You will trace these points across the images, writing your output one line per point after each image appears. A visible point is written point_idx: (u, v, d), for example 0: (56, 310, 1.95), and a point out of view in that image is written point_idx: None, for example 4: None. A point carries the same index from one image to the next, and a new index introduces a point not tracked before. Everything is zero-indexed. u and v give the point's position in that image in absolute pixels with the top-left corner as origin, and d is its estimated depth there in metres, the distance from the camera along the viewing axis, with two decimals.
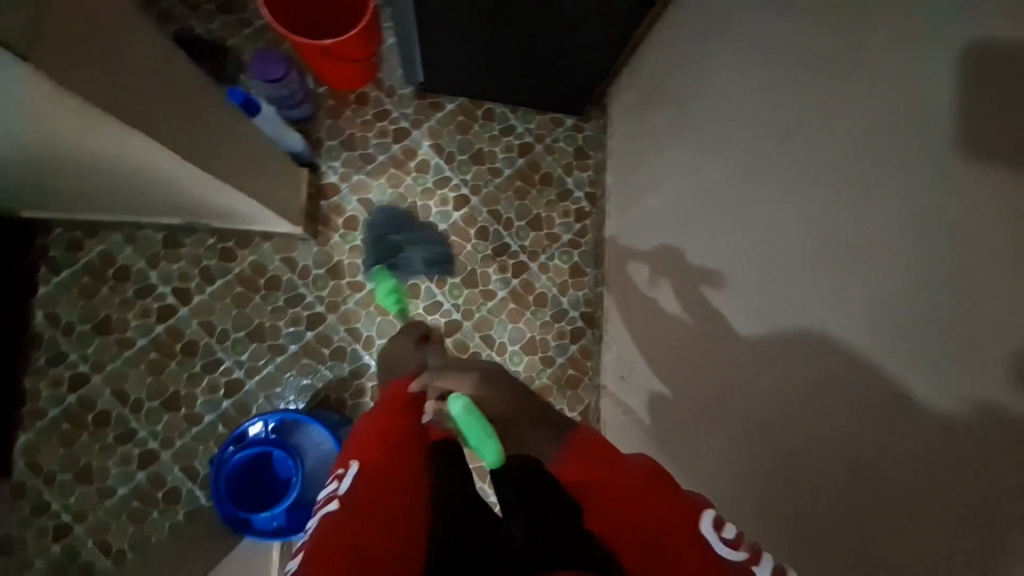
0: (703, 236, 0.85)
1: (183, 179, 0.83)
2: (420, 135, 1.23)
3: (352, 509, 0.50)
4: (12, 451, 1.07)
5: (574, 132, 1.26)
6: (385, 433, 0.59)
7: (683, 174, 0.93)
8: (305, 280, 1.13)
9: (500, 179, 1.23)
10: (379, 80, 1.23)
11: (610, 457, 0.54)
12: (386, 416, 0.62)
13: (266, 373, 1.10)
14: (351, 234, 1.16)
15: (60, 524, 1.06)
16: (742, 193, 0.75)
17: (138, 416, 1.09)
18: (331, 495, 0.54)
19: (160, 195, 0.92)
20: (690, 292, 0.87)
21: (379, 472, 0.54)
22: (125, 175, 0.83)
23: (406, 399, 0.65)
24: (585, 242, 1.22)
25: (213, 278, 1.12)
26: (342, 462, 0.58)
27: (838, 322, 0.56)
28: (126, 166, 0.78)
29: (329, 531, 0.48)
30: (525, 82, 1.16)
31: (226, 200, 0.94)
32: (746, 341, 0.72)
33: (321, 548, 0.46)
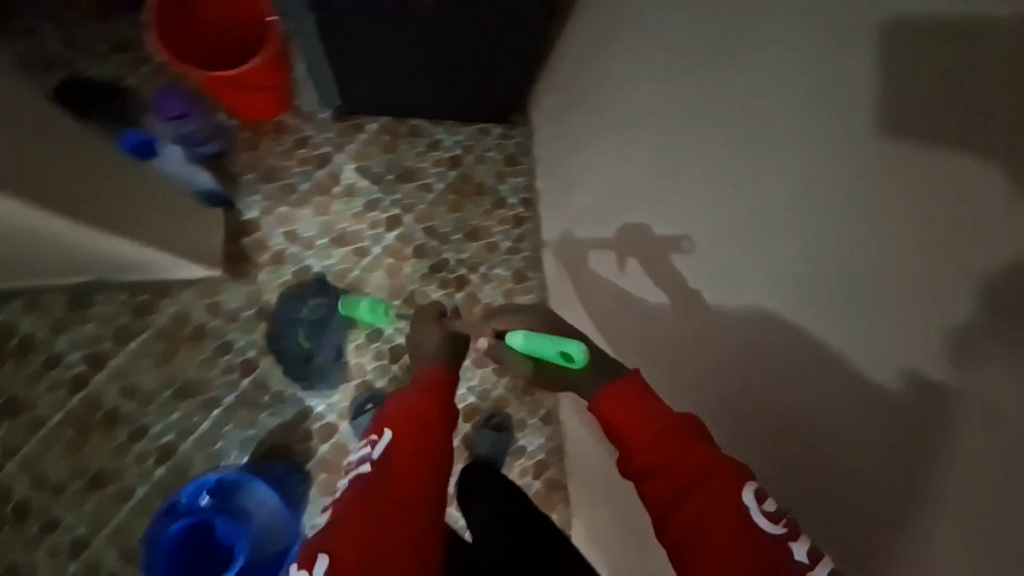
0: (634, 225, 0.84)
1: (80, 242, 0.75)
2: (344, 159, 1.18)
3: (380, 482, 0.55)
4: None
5: (503, 140, 1.25)
6: (418, 416, 0.61)
7: (610, 168, 0.93)
8: (235, 324, 1.06)
9: (432, 195, 1.20)
10: (295, 107, 1.18)
11: (651, 402, 0.58)
12: (419, 397, 0.63)
13: (203, 430, 1.02)
14: (280, 269, 1.10)
15: None
16: (671, 180, 0.75)
17: (61, 500, 0.98)
18: (363, 458, 0.59)
19: (55, 256, 0.83)
20: (628, 283, 0.86)
21: (409, 453, 0.57)
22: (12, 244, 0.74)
23: (437, 386, 0.66)
24: (526, 248, 1.20)
25: (132, 336, 1.02)
26: (375, 426, 0.61)
27: (779, 295, 0.56)
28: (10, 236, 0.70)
29: (356, 498, 0.54)
30: (449, 95, 1.14)
31: (134, 255, 0.86)
32: (689, 325, 0.71)
33: (346, 517, 0.52)
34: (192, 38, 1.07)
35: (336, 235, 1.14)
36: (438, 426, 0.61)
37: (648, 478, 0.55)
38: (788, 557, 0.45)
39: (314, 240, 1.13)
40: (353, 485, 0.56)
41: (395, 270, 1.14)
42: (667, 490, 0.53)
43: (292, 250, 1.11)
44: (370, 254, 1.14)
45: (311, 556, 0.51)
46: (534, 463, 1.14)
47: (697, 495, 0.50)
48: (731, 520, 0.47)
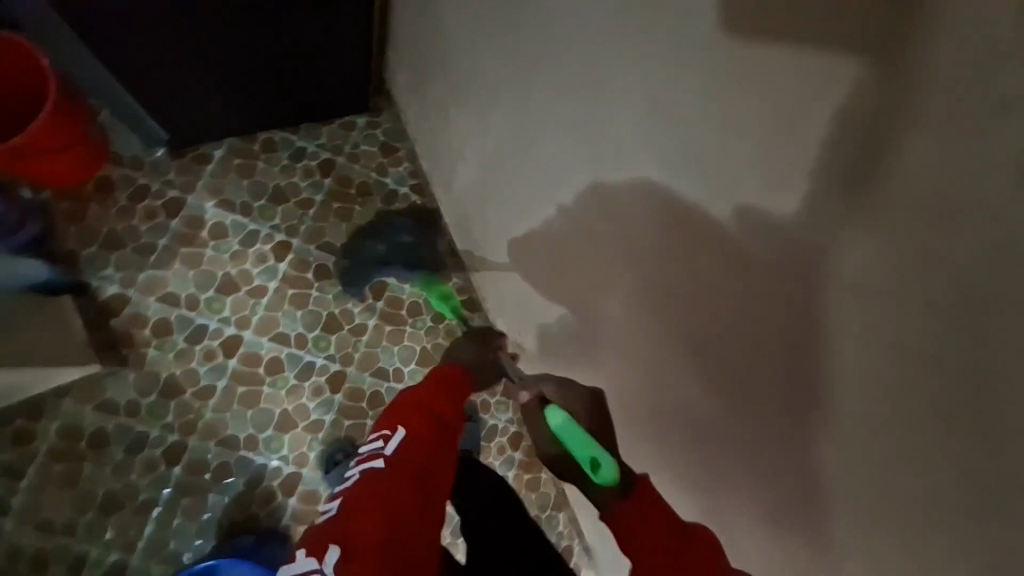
0: (517, 187, 0.81)
1: None
2: (197, 199, 1.05)
3: (394, 469, 0.60)
4: None
5: (370, 130, 1.16)
6: (426, 409, 0.68)
7: (477, 134, 0.89)
8: (141, 414, 0.95)
9: (313, 209, 1.10)
10: (115, 156, 1.02)
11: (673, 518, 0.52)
12: (427, 393, 0.71)
13: (148, 536, 0.92)
14: (170, 340, 0.98)
15: None
16: (533, 130, 0.72)
17: None
18: (377, 451, 0.63)
19: None
20: (529, 250, 0.84)
21: (421, 442, 0.64)
22: None
23: (445, 386, 0.73)
24: (432, 234, 1.13)
25: (24, 467, 0.90)
26: (387, 423, 0.67)
27: (646, 226, 0.54)
28: None
29: (372, 483, 0.58)
30: (289, 93, 1.03)
31: None
32: (590, 276, 0.70)
33: (360, 498, 0.56)
34: None
35: (221, 284, 1.02)
36: (444, 423, 0.69)
37: None
38: None
39: (196, 296, 1.01)
40: (366, 474, 0.60)
41: (301, 298, 1.05)
42: None
43: (177, 315, 0.99)
44: (267, 291, 1.04)
45: (323, 542, 0.52)
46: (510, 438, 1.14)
47: None
48: None
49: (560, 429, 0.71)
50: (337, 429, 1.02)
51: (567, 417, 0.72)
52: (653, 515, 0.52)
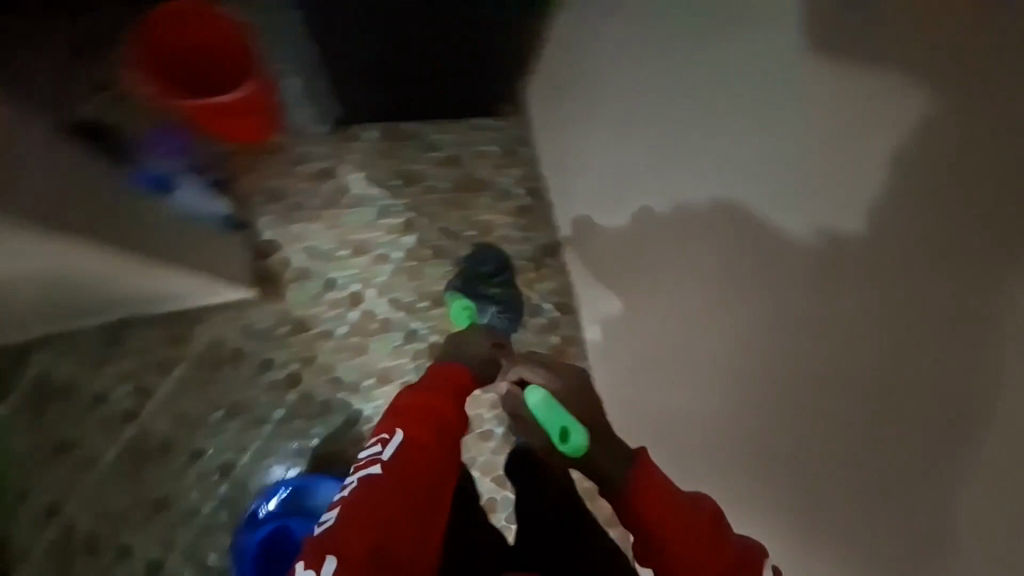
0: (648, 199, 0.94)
1: (113, 272, 0.81)
2: (348, 171, 1.21)
3: (393, 474, 0.69)
4: None
5: (498, 134, 1.29)
6: (424, 419, 0.79)
7: (613, 151, 1.03)
8: (271, 343, 1.10)
9: (439, 196, 1.24)
10: (288, 126, 1.19)
11: (668, 499, 0.70)
12: (421, 401, 0.82)
13: (257, 446, 1.07)
14: (305, 285, 1.14)
15: None
16: (683, 153, 0.85)
17: (129, 529, 1.04)
18: (374, 457, 0.73)
19: (96, 294, 0.89)
20: (648, 260, 0.96)
21: (420, 449, 0.74)
22: (52, 283, 0.79)
23: (442, 393, 0.85)
24: (536, 236, 1.26)
25: (173, 366, 1.06)
26: (384, 429, 0.77)
27: (805, 235, 0.68)
28: (58, 272, 0.75)
29: (372, 490, 0.66)
30: (446, 93, 1.18)
31: (163, 283, 0.91)
32: (713, 283, 0.82)
33: (359, 507, 0.64)
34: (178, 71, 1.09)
35: (354, 246, 1.18)
36: (441, 429, 0.79)
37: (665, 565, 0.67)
38: None
39: (333, 252, 1.16)
40: (364, 481, 0.68)
41: (416, 271, 1.19)
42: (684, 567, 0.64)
43: (315, 265, 1.15)
44: (389, 260, 1.18)
45: (322, 550, 0.59)
46: None
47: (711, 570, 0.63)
48: None
49: (538, 404, 1.01)
50: None
51: (542, 396, 1.01)
52: (654, 501, 0.70)
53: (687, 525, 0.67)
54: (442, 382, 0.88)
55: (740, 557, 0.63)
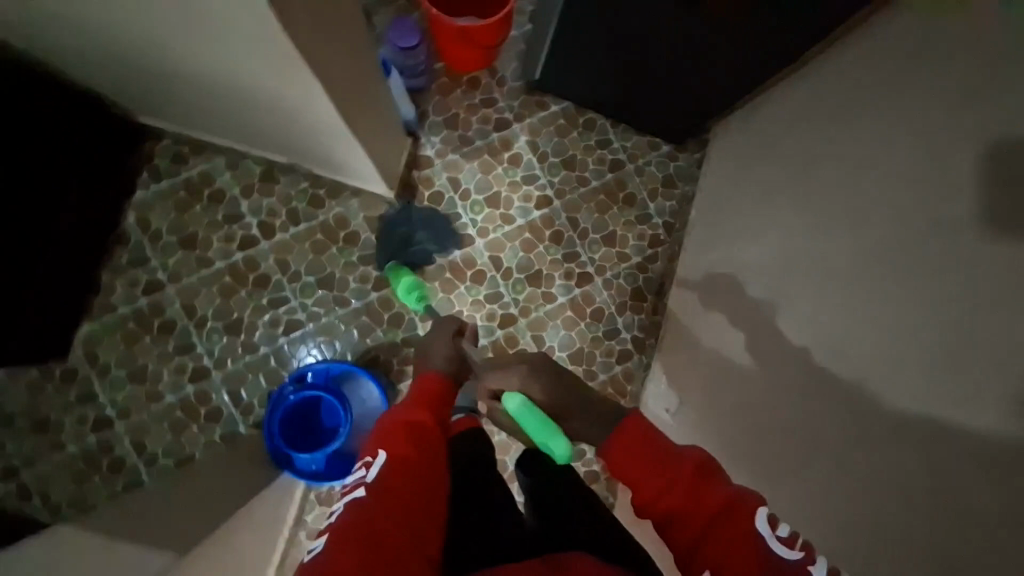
0: (798, 299, 0.88)
1: (322, 129, 0.89)
2: (518, 129, 1.25)
3: (375, 501, 0.64)
4: (73, 338, 1.15)
5: (667, 159, 1.27)
6: (408, 431, 0.73)
7: (785, 233, 0.97)
8: (382, 242, 1.17)
9: (585, 189, 1.25)
10: (494, 69, 1.25)
11: (652, 450, 0.68)
12: (405, 411, 0.76)
13: (326, 321, 1.15)
14: (434, 209, 1.19)
15: (102, 415, 1.15)
16: (859, 272, 0.78)
17: (200, 332, 1.16)
18: (358, 480, 0.68)
19: (293, 138, 0.99)
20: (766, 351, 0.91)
21: (401, 468, 0.68)
22: (274, 114, 0.89)
23: (424, 397, 0.79)
24: (653, 268, 1.23)
25: (298, 220, 1.16)
26: (368, 449, 0.72)
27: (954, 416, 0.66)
28: (287, 110, 0.85)
29: (352, 523, 0.62)
30: (644, 102, 1.17)
31: (348, 155, 0.99)
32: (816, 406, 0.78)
33: (342, 538, 0.60)
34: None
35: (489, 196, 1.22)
36: (428, 437, 0.74)
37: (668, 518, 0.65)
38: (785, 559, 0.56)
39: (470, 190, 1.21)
40: (349, 507, 0.64)
41: (529, 244, 1.21)
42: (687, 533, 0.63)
43: (449, 194, 1.20)
44: (513, 223, 1.21)
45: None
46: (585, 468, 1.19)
47: (709, 526, 0.61)
48: (744, 542, 0.58)
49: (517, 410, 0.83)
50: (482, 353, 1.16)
51: (520, 403, 0.83)
52: (637, 444, 0.69)
53: (675, 476, 0.65)
54: (421, 392, 0.79)
55: (733, 504, 0.61)
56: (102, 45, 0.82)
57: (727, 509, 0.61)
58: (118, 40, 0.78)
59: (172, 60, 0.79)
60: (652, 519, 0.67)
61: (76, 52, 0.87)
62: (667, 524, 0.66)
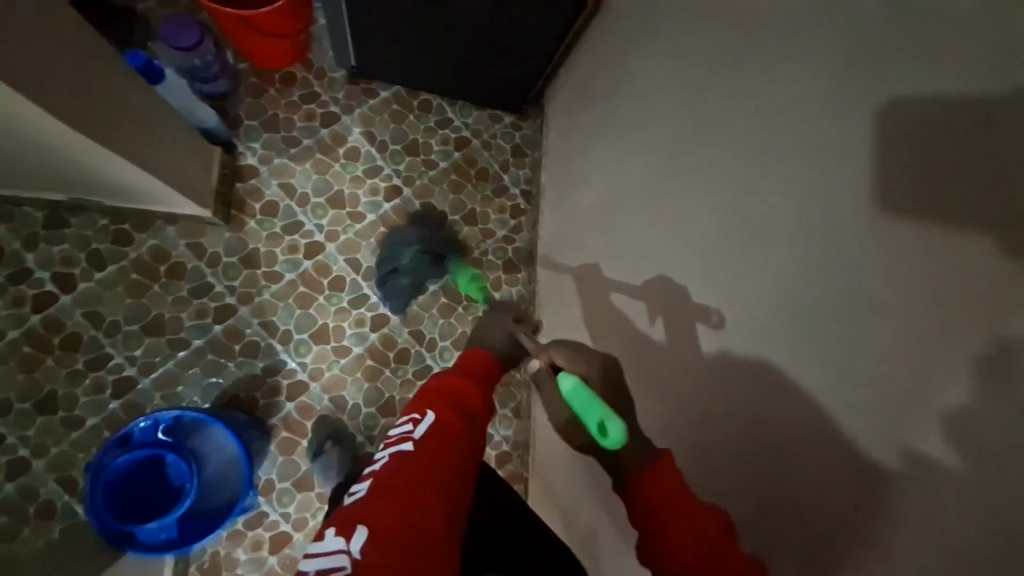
0: (626, 233, 0.89)
1: (81, 158, 0.76)
2: (348, 122, 1.17)
3: (420, 455, 0.55)
4: None
5: (511, 130, 1.25)
6: (451, 397, 0.64)
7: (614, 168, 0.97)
8: (215, 268, 1.04)
9: (434, 172, 1.20)
10: (308, 60, 1.16)
11: (678, 497, 0.51)
12: (456, 378, 0.67)
13: (165, 370, 1.00)
14: (270, 220, 1.08)
15: None
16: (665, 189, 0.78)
17: (5, 418, 0.96)
18: (404, 434, 0.59)
19: (52, 171, 0.83)
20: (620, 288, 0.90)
21: (446, 428, 0.58)
22: (9, 148, 0.74)
23: (475, 371, 0.70)
24: (521, 238, 1.21)
25: (104, 263, 1.00)
26: (416, 407, 0.63)
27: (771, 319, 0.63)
28: (21, 140, 0.70)
29: (400, 472, 0.52)
30: (469, 74, 1.13)
31: (132, 181, 0.86)
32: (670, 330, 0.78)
33: (385, 484, 0.51)
34: None
35: (331, 197, 1.13)
36: (473, 411, 0.64)
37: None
38: None
39: (307, 194, 1.11)
40: (394, 457, 0.55)
41: (385, 239, 1.14)
42: None
43: (284, 203, 1.10)
44: (364, 219, 1.13)
45: (348, 528, 0.46)
46: (496, 455, 1.14)
47: None
48: None
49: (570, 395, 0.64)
50: (357, 363, 1.07)
51: (576, 381, 0.64)
52: (663, 489, 0.52)
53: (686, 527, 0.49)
54: (466, 368, 0.71)
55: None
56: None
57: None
58: None
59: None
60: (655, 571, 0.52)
61: None
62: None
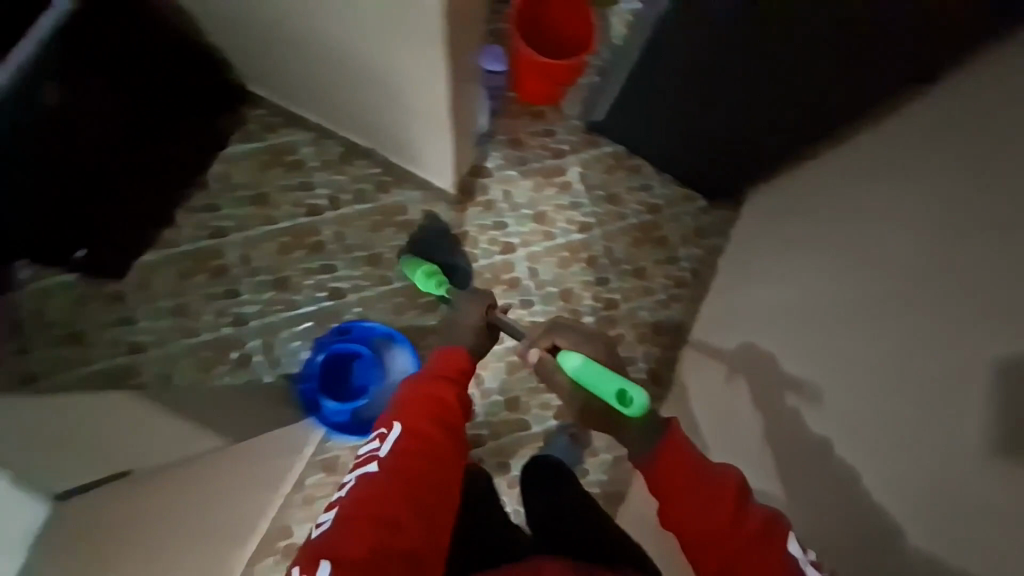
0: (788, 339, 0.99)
1: (419, 124, 1.02)
2: (570, 160, 1.38)
3: (387, 473, 0.73)
4: (132, 265, 1.23)
5: (702, 214, 1.39)
6: (423, 403, 0.81)
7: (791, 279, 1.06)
8: (433, 234, 1.28)
9: (623, 224, 1.36)
10: (559, 106, 1.39)
11: (693, 474, 0.74)
12: (427, 384, 0.84)
13: (367, 295, 1.24)
14: (485, 214, 1.31)
15: (137, 340, 1.21)
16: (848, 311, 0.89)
17: (249, 280, 1.24)
18: (372, 453, 0.77)
19: (384, 126, 1.11)
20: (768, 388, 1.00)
21: (412, 443, 0.76)
22: (380, 102, 1.01)
23: (446, 374, 0.86)
24: (675, 307, 1.33)
25: (362, 200, 1.28)
26: (384, 422, 0.80)
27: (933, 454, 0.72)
28: (397, 100, 0.97)
29: (363, 499, 0.70)
30: (688, 159, 1.29)
31: (431, 151, 1.11)
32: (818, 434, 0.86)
33: (352, 508, 0.69)
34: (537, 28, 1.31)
35: (535, 213, 1.34)
36: (444, 416, 0.81)
37: (694, 541, 0.71)
38: (788, 553, 0.64)
39: (518, 204, 1.33)
40: (363, 477, 0.73)
41: (564, 262, 1.32)
42: (714, 559, 0.69)
43: (499, 205, 1.32)
44: (554, 241, 1.33)
45: (315, 559, 0.65)
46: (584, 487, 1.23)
47: (728, 542, 0.67)
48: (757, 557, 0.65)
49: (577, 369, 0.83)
50: (504, 354, 1.25)
51: (580, 359, 0.83)
52: (679, 468, 0.75)
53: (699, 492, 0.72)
54: (442, 366, 0.88)
55: (764, 530, 0.66)
56: (251, 17, 0.94)
57: (759, 534, 0.66)
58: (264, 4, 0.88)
59: (303, 25, 0.88)
60: (683, 539, 0.73)
61: (213, 12, 0.98)
62: (693, 544, 0.72)
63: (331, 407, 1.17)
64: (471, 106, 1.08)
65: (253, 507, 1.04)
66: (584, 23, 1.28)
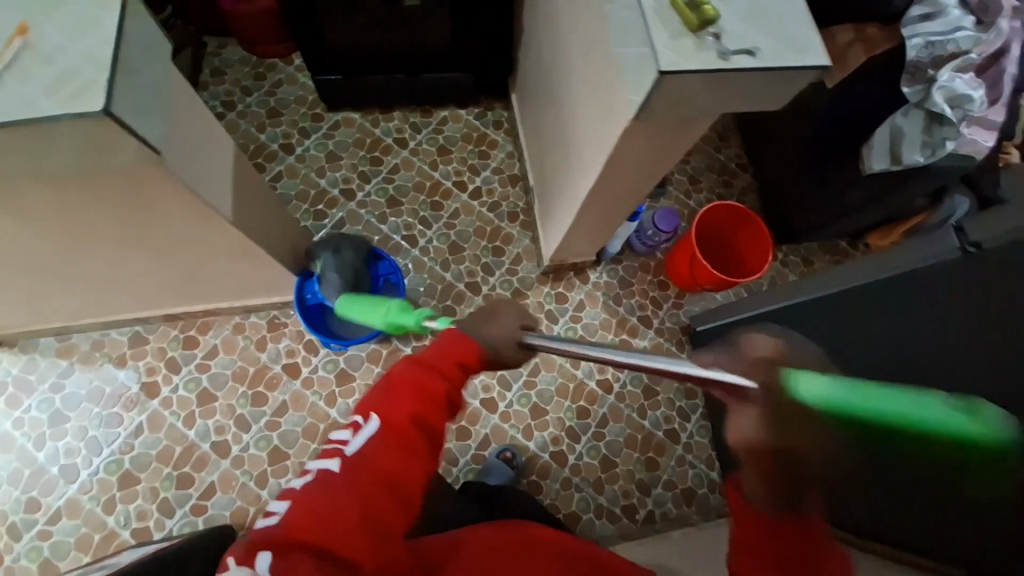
0: None
1: (563, 202, 1.13)
2: (649, 335, 1.36)
3: (349, 474, 0.60)
4: (341, 109, 1.52)
5: (706, 482, 1.26)
6: (411, 396, 0.66)
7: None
8: (507, 274, 1.39)
9: (637, 418, 1.29)
10: (685, 294, 1.40)
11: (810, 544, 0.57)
12: (424, 371, 0.68)
13: (427, 262, 1.40)
14: (553, 301, 1.37)
15: (291, 145, 1.49)
16: None
17: (381, 180, 1.47)
18: (340, 443, 0.63)
19: (548, 183, 1.25)
20: None
21: (390, 441, 0.63)
22: (557, 166, 1.16)
23: (445, 363, 0.69)
24: (603, 520, 1.22)
25: (493, 211, 1.45)
26: (360, 411, 0.66)
27: None
28: (564, 173, 1.11)
29: (320, 494, 0.58)
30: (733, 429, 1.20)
31: (555, 225, 1.23)
32: None
33: (303, 512, 0.56)
34: (720, 229, 1.34)
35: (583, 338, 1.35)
36: (432, 414, 0.66)
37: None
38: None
39: (580, 320, 1.36)
40: (329, 470, 0.60)
41: (564, 390, 1.29)
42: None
43: (568, 306, 1.37)
44: (574, 370, 1.31)
45: (260, 546, 0.53)
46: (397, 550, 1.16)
47: None
48: None
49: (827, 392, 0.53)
50: None
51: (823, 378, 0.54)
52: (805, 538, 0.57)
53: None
54: (446, 351, 0.70)
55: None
56: (543, 55, 1.16)
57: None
58: (550, 49, 1.10)
59: (554, 80, 1.10)
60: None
61: (532, 34, 1.23)
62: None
63: (314, 286, 1.24)
64: (612, 228, 1.15)
65: (196, 291, 1.20)
66: (759, 256, 1.30)
